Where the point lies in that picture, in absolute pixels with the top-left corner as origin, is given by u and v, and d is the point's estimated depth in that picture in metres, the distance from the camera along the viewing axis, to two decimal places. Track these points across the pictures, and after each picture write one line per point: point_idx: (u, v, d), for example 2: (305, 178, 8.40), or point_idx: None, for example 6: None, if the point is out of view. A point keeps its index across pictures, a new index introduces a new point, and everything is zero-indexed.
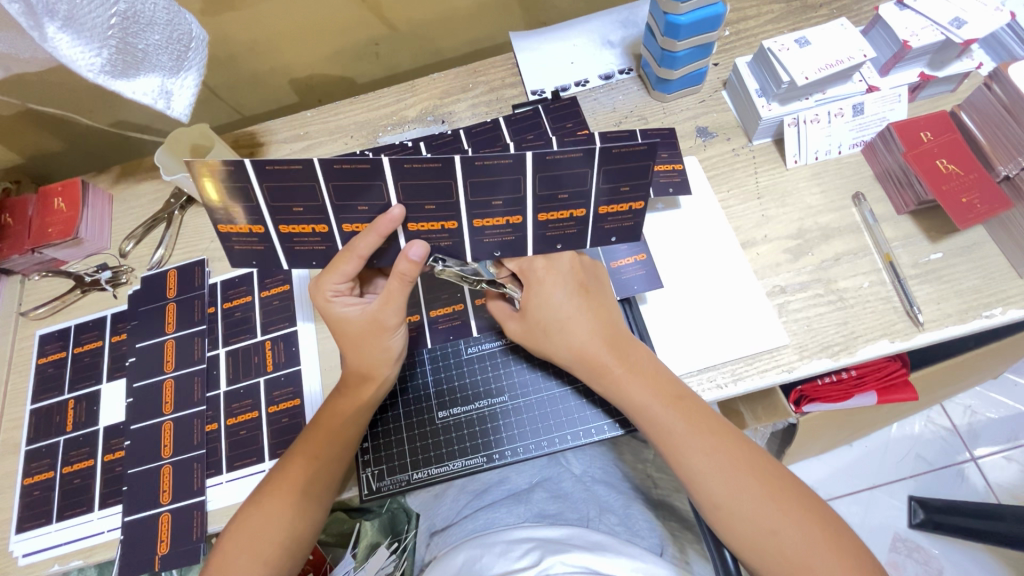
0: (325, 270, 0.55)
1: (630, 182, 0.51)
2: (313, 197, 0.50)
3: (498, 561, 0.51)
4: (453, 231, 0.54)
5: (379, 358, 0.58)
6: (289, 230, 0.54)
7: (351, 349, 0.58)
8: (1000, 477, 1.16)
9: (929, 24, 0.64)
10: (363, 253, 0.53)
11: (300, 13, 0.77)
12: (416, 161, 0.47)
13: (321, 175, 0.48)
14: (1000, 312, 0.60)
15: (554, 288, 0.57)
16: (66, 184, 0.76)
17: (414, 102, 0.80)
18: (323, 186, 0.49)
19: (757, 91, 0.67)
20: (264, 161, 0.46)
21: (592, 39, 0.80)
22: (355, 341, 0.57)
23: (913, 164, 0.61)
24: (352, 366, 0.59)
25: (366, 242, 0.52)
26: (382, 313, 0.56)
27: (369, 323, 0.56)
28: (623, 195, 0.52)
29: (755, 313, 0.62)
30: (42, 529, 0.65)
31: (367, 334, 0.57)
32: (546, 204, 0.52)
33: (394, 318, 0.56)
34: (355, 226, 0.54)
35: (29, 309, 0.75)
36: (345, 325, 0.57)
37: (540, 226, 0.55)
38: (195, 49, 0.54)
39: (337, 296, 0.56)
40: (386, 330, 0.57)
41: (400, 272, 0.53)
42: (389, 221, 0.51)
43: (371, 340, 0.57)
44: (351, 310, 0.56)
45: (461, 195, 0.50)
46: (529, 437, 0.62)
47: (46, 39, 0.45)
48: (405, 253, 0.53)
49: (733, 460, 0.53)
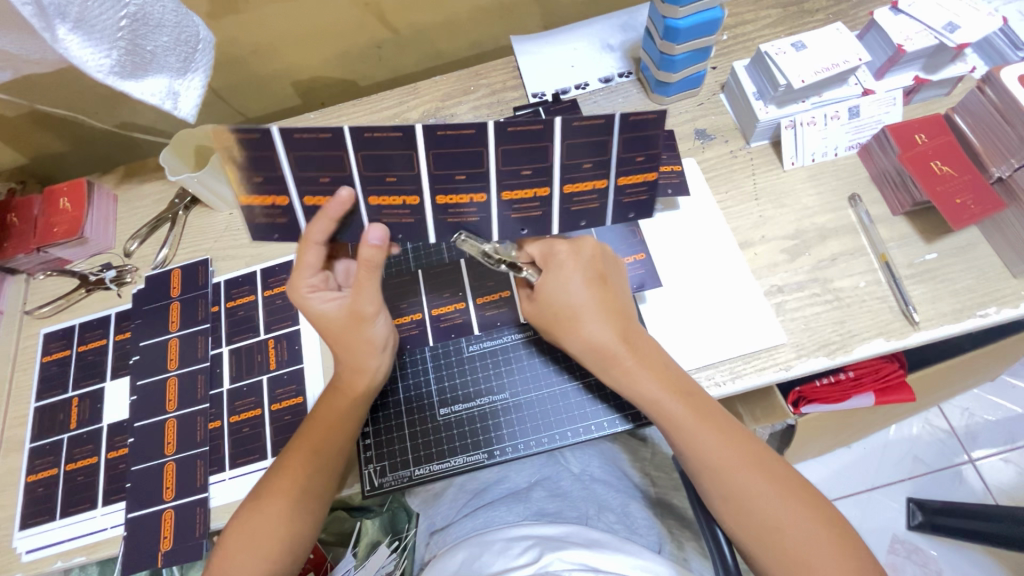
0: (294, 268, 0.55)
1: (645, 153, 0.53)
2: (341, 166, 0.50)
3: (498, 559, 0.52)
4: (479, 205, 0.55)
5: (367, 351, 0.59)
6: (313, 202, 0.54)
7: (337, 345, 0.58)
8: (998, 479, 1.16)
9: (923, 29, 0.65)
10: (320, 240, 0.53)
11: (304, 16, 0.78)
12: (449, 127, 0.48)
13: (351, 143, 0.48)
14: (994, 312, 0.61)
15: (573, 275, 0.57)
16: (71, 184, 0.76)
17: (417, 104, 0.81)
18: (352, 156, 0.49)
19: (754, 94, 0.68)
20: (293, 128, 0.46)
21: (592, 43, 0.81)
22: (338, 335, 0.57)
23: (907, 166, 0.62)
24: (342, 362, 0.59)
25: (319, 228, 0.52)
26: (357, 302, 0.56)
27: (348, 315, 0.56)
28: (640, 164, 0.54)
29: (752, 313, 0.63)
30: (45, 526, 0.65)
31: (348, 327, 0.57)
32: (571, 175, 0.53)
33: (372, 305, 0.56)
34: (383, 199, 0.53)
35: (34, 308, 0.75)
36: (324, 319, 0.57)
37: (565, 199, 0.56)
38: (201, 51, 0.55)
39: (310, 290, 0.56)
40: (366, 320, 0.57)
41: (365, 258, 0.52)
42: (338, 205, 0.51)
43: (353, 332, 0.57)
44: (327, 303, 0.56)
45: (491, 164, 0.51)
46: (530, 434, 0.63)
47: (57, 40, 0.45)
48: (366, 239, 0.52)
49: (736, 454, 0.53)
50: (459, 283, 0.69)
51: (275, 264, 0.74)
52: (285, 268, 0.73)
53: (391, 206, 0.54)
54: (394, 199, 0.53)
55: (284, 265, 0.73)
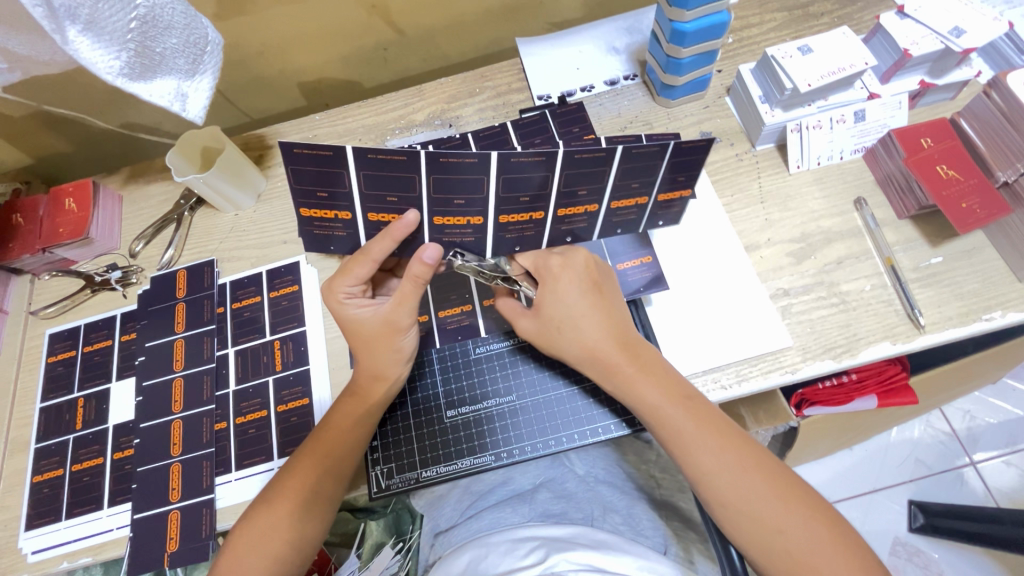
0: (337, 273, 0.57)
1: (686, 174, 0.56)
2: (342, 183, 0.51)
3: (504, 559, 0.52)
4: (475, 227, 0.57)
5: (392, 360, 0.59)
6: (376, 218, 0.55)
7: (363, 351, 0.59)
8: (999, 482, 1.17)
9: (929, 33, 0.65)
10: (378, 257, 0.55)
11: (310, 18, 0.78)
12: (522, 156, 0.50)
13: (352, 163, 0.49)
14: (1000, 316, 0.61)
15: (569, 287, 0.58)
16: (77, 184, 0.76)
17: (423, 106, 0.81)
18: (352, 174, 0.50)
19: (760, 97, 0.68)
20: (295, 143, 0.46)
21: (598, 46, 0.81)
22: (367, 342, 0.58)
23: (913, 170, 0.62)
24: (364, 368, 0.59)
25: (380, 246, 0.54)
26: (395, 313, 0.57)
27: (383, 324, 0.57)
28: (679, 183, 0.58)
29: (758, 315, 0.63)
30: (50, 527, 0.65)
31: (380, 336, 0.58)
32: (621, 193, 0.57)
33: (408, 318, 0.58)
34: (381, 215, 0.55)
35: (39, 309, 0.75)
36: (359, 326, 0.58)
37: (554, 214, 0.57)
38: (210, 53, 0.55)
39: (350, 298, 0.58)
40: (399, 331, 0.58)
41: (414, 274, 0.54)
42: (404, 226, 0.54)
43: (383, 341, 0.58)
44: (364, 312, 0.58)
45: (492, 190, 0.53)
46: (536, 437, 0.63)
47: (68, 41, 0.46)
48: (419, 255, 0.54)
49: (740, 457, 0.53)
50: (465, 286, 0.68)
51: (281, 265, 0.74)
52: (290, 269, 0.73)
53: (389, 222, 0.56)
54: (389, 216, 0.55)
55: (290, 267, 0.74)
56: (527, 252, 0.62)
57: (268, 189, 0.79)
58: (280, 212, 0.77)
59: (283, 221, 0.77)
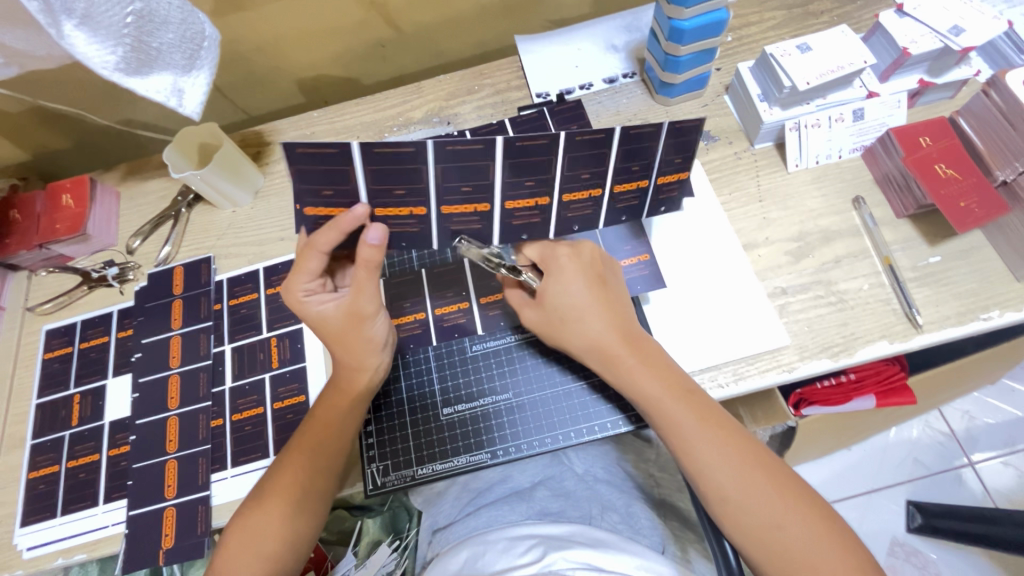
0: (293, 270, 0.56)
1: (682, 155, 0.57)
2: (346, 180, 0.50)
3: (501, 558, 0.52)
4: (483, 214, 0.57)
5: (368, 348, 0.59)
6: (382, 213, 0.55)
7: (336, 345, 0.58)
8: (998, 482, 1.16)
9: (928, 32, 0.65)
10: (325, 247, 0.54)
11: (309, 14, 0.78)
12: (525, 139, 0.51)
13: (359, 159, 0.48)
14: (997, 315, 0.61)
15: (573, 278, 0.58)
16: (74, 180, 0.76)
17: (421, 103, 0.81)
18: (359, 171, 0.49)
19: (759, 96, 0.68)
20: (298, 143, 0.46)
21: (597, 43, 0.81)
22: (336, 336, 0.58)
23: (912, 170, 0.62)
24: (341, 363, 0.59)
25: (326, 237, 0.53)
26: (357, 302, 0.56)
27: (348, 314, 0.57)
28: (676, 165, 0.58)
29: (755, 314, 0.63)
30: (46, 523, 0.65)
31: (348, 327, 0.57)
32: (623, 177, 0.58)
33: (371, 305, 0.57)
34: (390, 211, 0.54)
35: (36, 305, 0.75)
36: (324, 321, 0.58)
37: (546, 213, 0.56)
38: (207, 49, 0.55)
39: (310, 294, 0.57)
40: (366, 318, 0.57)
41: (363, 259, 0.53)
42: (353, 219, 0.52)
43: (352, 332, 0.58)
44: (326, 307, 0.57)
45: (497, 175, 0.54)
46: (533, 434, 0.63)
47: (63, 36, 0.46)
48: (365, 240, 0.53)
49: (738, 453, 0.53)
50: (462, 284, 0.68)
51: (278, 262, 0.74)
52: (287, 266, 0.73)
53: (399, 216, 0.55)
54: (401, 211, 0.55)
55: (287, 264, 0.73)
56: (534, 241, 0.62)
57: (265, 185, 0.79)
58: (278, 209, 0.77)
59: (280, 218, 0.77)
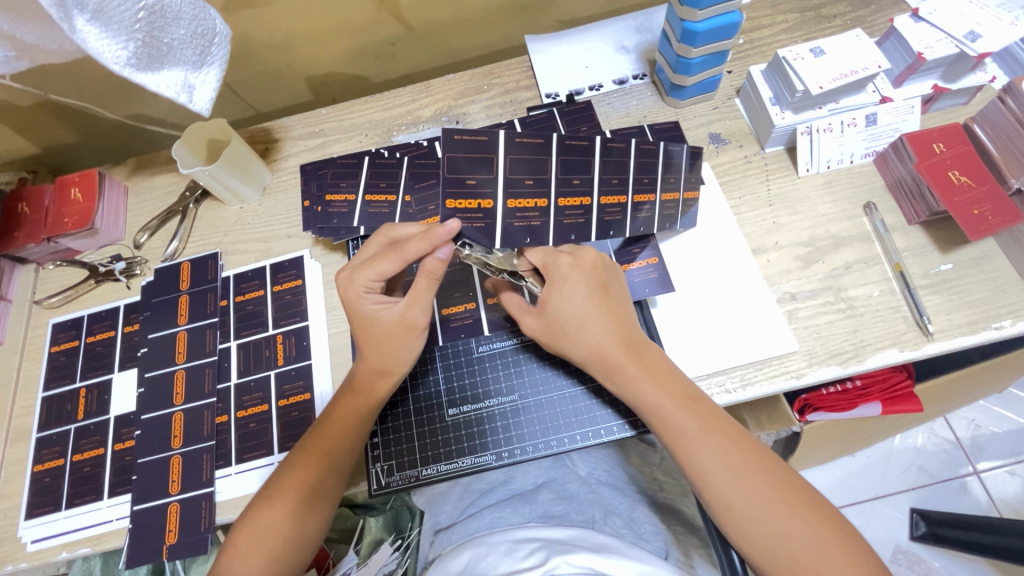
0: (363, 264, 0.56)
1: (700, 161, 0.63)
2: (489, 169, 0.51)
3: (503, 560, 0.51)
4: (544, 211, 0.57)
5: (399, 360, 0.59)
6: (515, 204, 0.55)
7: (371, 345, 0.58)
8: (1002, 492, 1.15)
9: (944, 37, 0.64)
10: (408, 256, 0.53)
11: (319, 12, 0.78)
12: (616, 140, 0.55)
13: (502, 148, 0.51)
14: (1009, 324, 0.60)
15: (577, 286, 0.56)
16: (83, 174, 0.76)
17: (430, 102, 0.80)
18: (501, 159, 0.51)
19: (771, 99, 0.68)
20: (455, 129, 0.48)
21: (607, 44, 0.81)
22: (378, 340, 0.58)
23: (924, 175, 0.61)
24: (368, 364, 0.59)
25: (416, 247, 0.53)
26: (410, 313, 0.57)
27: (398, 323, 0.57)
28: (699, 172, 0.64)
29: (764, 321, 0.63)
30: (50, 516, 0.65)
31: (393, 333, 0.57)
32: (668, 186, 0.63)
33: (422, 318, 0.57)
34: (520, 201, 0.55)
35: (44, 298, 0.76)
36: (371, 322, 0.58)
37: (560, 212, 0.58)
38: (218, 45, 0.54)
39: (368, 293, 0.57)
40: (412, 331, 0.57)
41: (429, 270, 0.54)
42: (444, 234, 0.52)
43: (395, 340, 0.58)
44: (379, 310, 0.57)
45: (554, 172, 0.55)
46: (538, 437, 0.63)
47: (75, 30, 0.46)
48: (434, 252, 0.53)
49: (744, 462, 0.53)
50: (469, 284, 0.68)
51: (285, 259, 0.74)
52: (294, 263, 0.73)
53: (524, 209, 0.55)
54: (528, 202, 0.55)
55: (294, 261, 0.73)
56: (536, 247, 0.58)
57: (273, 182, 0.79)
58: (286, 206, 0.77)
59: (289, 214, 0.76)
